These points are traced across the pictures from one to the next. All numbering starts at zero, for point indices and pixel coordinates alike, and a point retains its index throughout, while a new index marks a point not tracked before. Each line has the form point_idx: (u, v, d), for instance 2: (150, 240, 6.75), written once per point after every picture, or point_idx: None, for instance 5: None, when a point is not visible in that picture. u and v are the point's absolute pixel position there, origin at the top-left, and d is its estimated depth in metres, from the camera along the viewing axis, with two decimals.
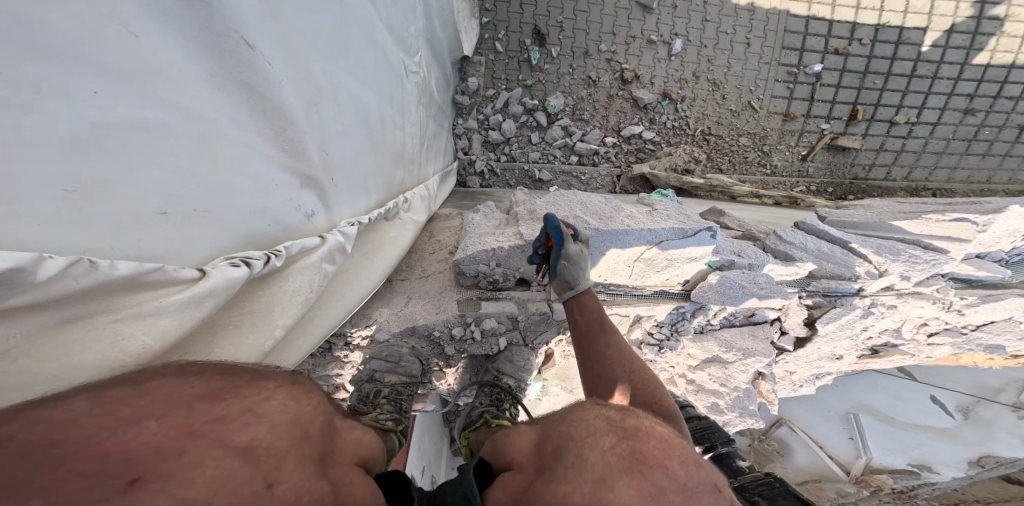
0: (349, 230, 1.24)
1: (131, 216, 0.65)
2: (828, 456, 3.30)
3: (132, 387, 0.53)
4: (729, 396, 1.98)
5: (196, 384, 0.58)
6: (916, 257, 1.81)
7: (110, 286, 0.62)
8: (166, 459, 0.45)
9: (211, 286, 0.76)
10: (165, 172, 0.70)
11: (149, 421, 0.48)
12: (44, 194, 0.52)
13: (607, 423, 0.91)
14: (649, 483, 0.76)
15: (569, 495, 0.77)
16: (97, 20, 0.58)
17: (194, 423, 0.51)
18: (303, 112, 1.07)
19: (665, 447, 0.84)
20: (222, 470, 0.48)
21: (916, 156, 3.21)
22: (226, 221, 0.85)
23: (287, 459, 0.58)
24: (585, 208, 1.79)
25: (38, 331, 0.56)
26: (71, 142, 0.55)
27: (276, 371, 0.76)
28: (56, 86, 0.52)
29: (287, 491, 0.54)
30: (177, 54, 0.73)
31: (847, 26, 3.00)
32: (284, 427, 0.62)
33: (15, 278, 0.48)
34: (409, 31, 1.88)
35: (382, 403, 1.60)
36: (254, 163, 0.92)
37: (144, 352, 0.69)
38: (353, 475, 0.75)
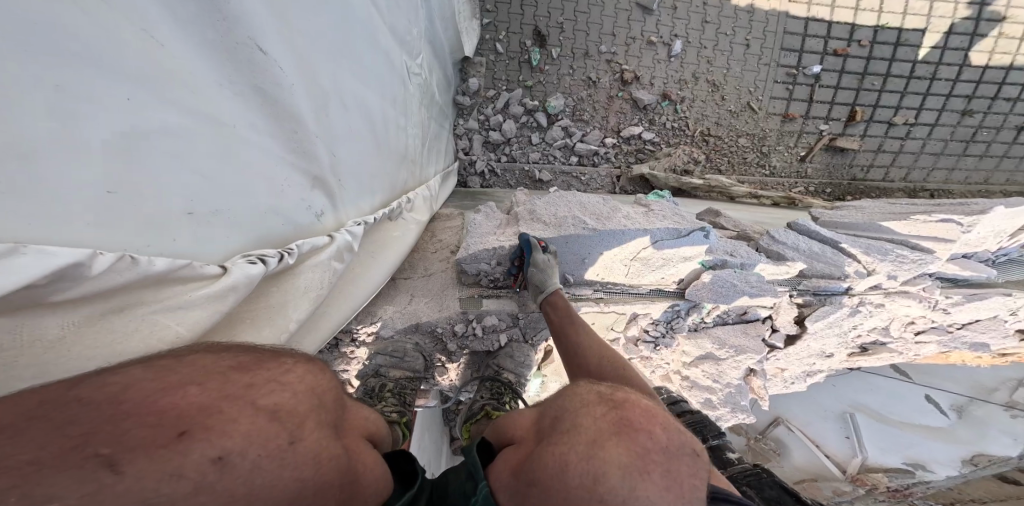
0: (356, 229, 1.30)
1: (161, 214, 0.70)
2: (824, 455, 3.35)
3: (176, 358, 0.58)
4: (722, 392, 2.04)
5: (226, 356, 0.63)
6: (904, 257, 1.87)
7: (146, 281, 0.67)
8: (207, 417, 0.51)
9: (232, 282, 0.81)
10: (191, 174, 0.75)
11: (192, 385, 0.54)
12: (86, 194, 0.57)
13: (597, 395, 0.98)
14: (635, 445, 0.83)
15: (564, 455, 0.85)
16: (128, 34, 0.63)
17: (228, 388, 0.57)
18: (312, 115, 1.11)
19: (650, 415, 0.91)
20: (252, 428, 0.54)
21: (914, 157, 3.26)
22: (243, 219, 0.90)
23: (309, 421, 0.64)
24: (583, 208, 1.84)
25: (86, 322, 0.62)
26: (107, 146, 0.60)
27: (294, 350, 0.80)
28: (95, 95, 0.57)
29: (309, 448, 0.60)
30: (199, 62, 0.78)
31: (845, 27, 3.05)
32: (306, 394, 0.67)
33: (74, 272, 0.55)
34: (412, 33, 1.93)
35: (386, 397, 1.67)
36: (269, 164, 0.97)
37: (179, 340, 0.74)
38: (364, 444, 0.81)
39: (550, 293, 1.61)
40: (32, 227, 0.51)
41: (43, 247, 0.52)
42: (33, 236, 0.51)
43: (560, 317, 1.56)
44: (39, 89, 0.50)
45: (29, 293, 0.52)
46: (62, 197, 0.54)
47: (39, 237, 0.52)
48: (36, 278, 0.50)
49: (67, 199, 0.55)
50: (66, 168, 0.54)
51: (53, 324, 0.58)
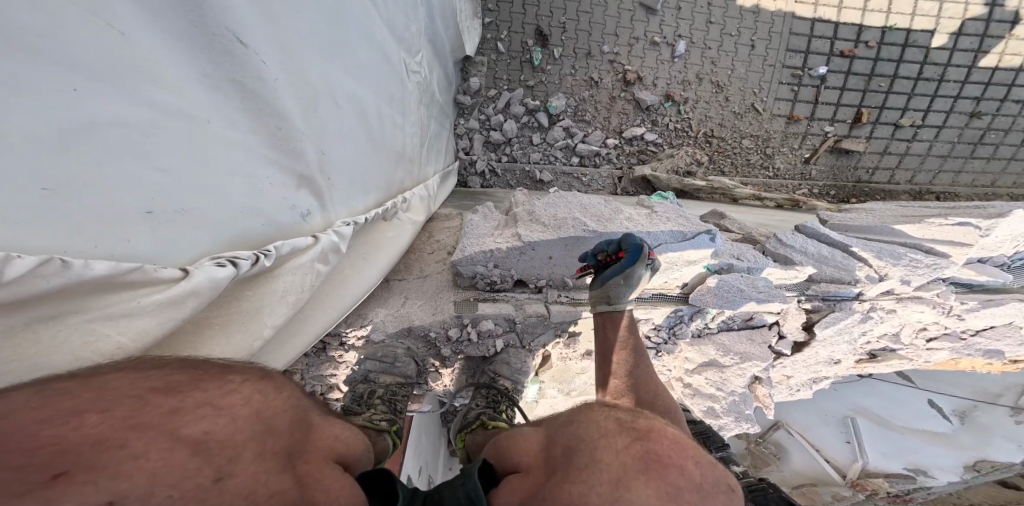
0: (344, 230, 1.23)
1: (111, 215, 0.62)
2: (824, 460, 3.31)
3: (87, 382, 0.51)
4: (726, 400, 1.94)
5: (151, 378, 0.56)
6: (918, 261, 1.81)
7: (84, 287, 0.60)
8: (102, 453, 0.43)
9: (194, 286, 0.73)
10: (150, 170, 0.67)
11: (92, 413, 0.46)
12: (23, 193, 0.50)
13: (618, 425, 0.93)
14: (666, 483, 0.78)
15: (585, 495, 0.77)
16: (81, 16, 0.56)
17: (139, 416, 0.49)
18: (299, 114, 1.05)
19: (679, 448, 0.87)
20: (165, 465, 0.46)
21: (920, 159, 3.20)
22: (215, 220, 0.83)
23: (245, 449, 0.56)
24: (584, 210, 1.78)
25: (8, 333, 0.55)
26: (48, 142, 0.52)
27: (247, 366, 0.74)
28: (33, 82, 0.50)
29: (238, 486, 0.52)
30: (165, 50, 0.71)
31: (854, 28, 2.98)
32: (246, 418, 0.60)
33: None
34: (411, 30, 1.86)
35: (376, 404, 1.64)
36: (246, 161, 0.90)
37: (118, 353, 0.68)
38: (325, 467, 0.73)
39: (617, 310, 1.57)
40: None
41: None
42: None
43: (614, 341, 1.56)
44: None
45: None
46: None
47: None
48: None
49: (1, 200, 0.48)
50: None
51: None
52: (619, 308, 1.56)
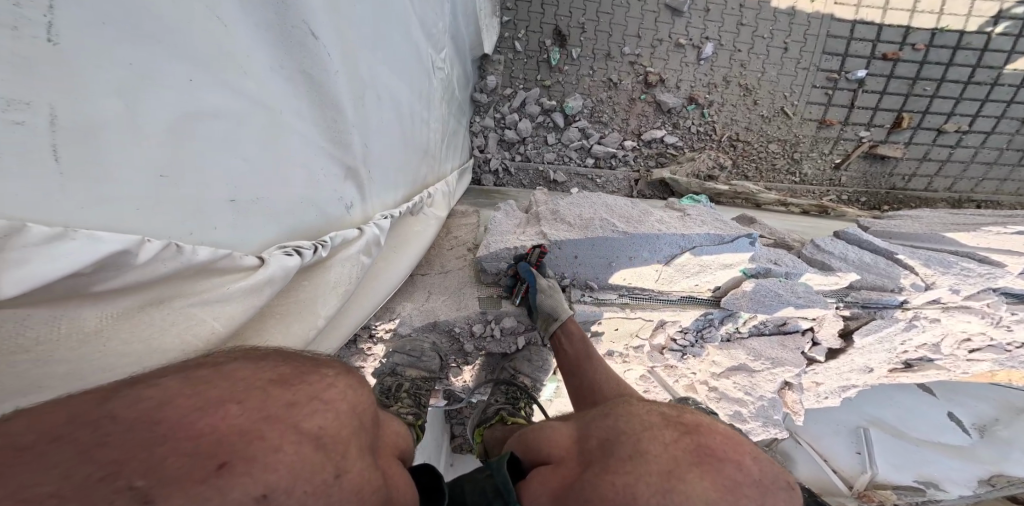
0: (383, 223, 1.25)
1: (205, 202, 0.68)
2: (830, 469, 2.96)
3: (215, 368, 0.55)
4: (753, 405, 1.98)
5: (265, 369, 0.59)
6: (970, 270, 1.78)
7: (189, 271, 0.65)
8: (249, 445, 0.46)
9: (269, 275, 0.78)
10: (234, 159, 0.73)
11: (232, 403, 0.49)
12: (142, 177, 0.56)
13: (663, 418, 0.94)
14: (723, 478, 0.79)
15: (634, 487, 0.79)
16: (198, 11, 0.62)
17: (270, 408, 0.52)
18: (351, 105, 1.08)
19: (733, 443, 0.87)
20: (298, 460, 0.49)
21: (963, 166, 3.14)
22: (282, 211, 0.87)
23: (350, 447, 0.59)
24: (610, 210, 1.77)
25: (124, 314, 0.60)
26: (163, 127, 0.58)
27: (329, 359, 0.76)
28: (155, 74, 0.56)
29: (351, 483, 0.55)
30: (257, 44, 0.76)
31: (901, 30, 2.92)
32: (348, 415, 0.62)
33: (119, 260, 0.54)
34: (438, 27, 1.88)
35: (403, 397, 1.65)
36: (310, 153, 0.94)
37: (214, 337, 0.72)
38: (393, 462, 0.76)
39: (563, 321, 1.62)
40: (87, 209, 0.51)
41: (97, 231, 0.51)
42: (91, 219, 0.51)
43: (576, 349, 1.57)
44: (105, 65, 0.50)
45: (72, 282, 0.51)
46: (112, 184, 0.53)
47: (98, 219, 0.52)
48: (87, 266, 0.50)
49: (124, 183, 0.54)
50: (120, 151, 0.52)
51: (91, 318, 0.56)
52: (562, 318, 1.60)
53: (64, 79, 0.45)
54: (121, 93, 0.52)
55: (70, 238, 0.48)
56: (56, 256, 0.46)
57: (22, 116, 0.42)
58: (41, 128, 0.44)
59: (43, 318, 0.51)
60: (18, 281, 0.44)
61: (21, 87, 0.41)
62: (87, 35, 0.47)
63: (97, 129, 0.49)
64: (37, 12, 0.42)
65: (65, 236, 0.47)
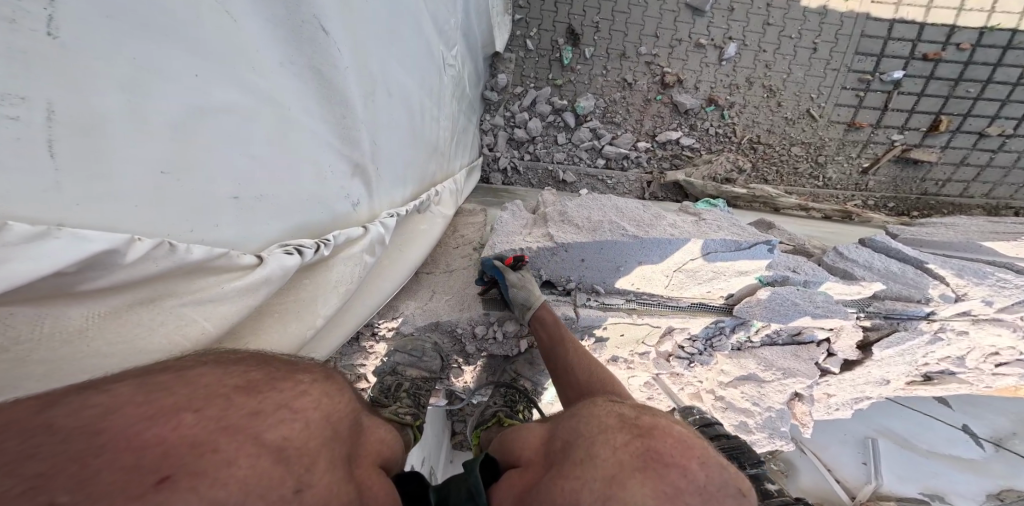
0: (389, 222, 1.23)
1: (208, 199, 0.66)
2: (834, 480, 2.82)
3: (178, 374, 0.54)
4: (760, 416, 1.92)
5: (236, 374, 0.59)
6: (1006, 281, 1.71)
7: (183, 270, 0.64)
8: (199, 457, 0.43)
9: (267, 274, 0.77)
10: (240, 156, 0.71)
11: (188, 411, 0.48)
12: (143, 173, 0.55)
13: (620, 420, 0.92)
14: (666, 484, 0.75)
15: (578, 491, 0.77)
16: (205, 5, 0.61)
17: (229, 418, 0.50)
18: (361, 102, 1.06)
19: (684, 447, 0.83)
20: (253, 473, 0.47)
21: (1003, 172, 3.02)
22: (287, 209, 0.86)
23: (318, 460, 0.57)
24: (620, 213, 1.74)
25: (111, 313, 0.59)
26: (167, 124, 0.57)
27: (311, 364, 0.76)
28: (160, 66, 0.55)
29: (315, 497, 0.53)
30: (266, 40, 0.76)
31: (944, 29, 2.83)
32: (317, 426, 0.61)
33: (108, 259, 0.53)
34: (449, 22, 1.85)
35: (402, 397, 1.61)
36: (317, 151, 0.93)
37: (202, 338, 0.71)
38: (374, 472, 0.74)
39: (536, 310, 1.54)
40: (78, 206, 0.49)
41: (86, 230, 0.50)
42: (81, 216, 0.49)
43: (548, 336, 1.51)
44: (106, 57, 0.49)
45: (56, 282, 0.50)
46: (116, 178, 0.52)
47: (89, 217, 0.50)
48: (69, 267, 0.48)
49: (123, 179, 0.53)
50: (121, 146, 0.51)
51: (73, 316, 0.55)
52: (535, 309, 1.52)
53: (61, 75, 0.44)
54: (125, 88, 0.51)
55: (55, 237, 0.46)
56: (35, 257, 0.45)
57: (18, 112, 0.41)
58: (37, 124, 0.43)
59: (28, 318, 0.50)
60: None
61: (18, 83, 0.40)
62: (86, 23, 0.46)
63: (98, 122, 0.48)
64: (36, 6, 0.42)
65: (49, 234, 0.46)
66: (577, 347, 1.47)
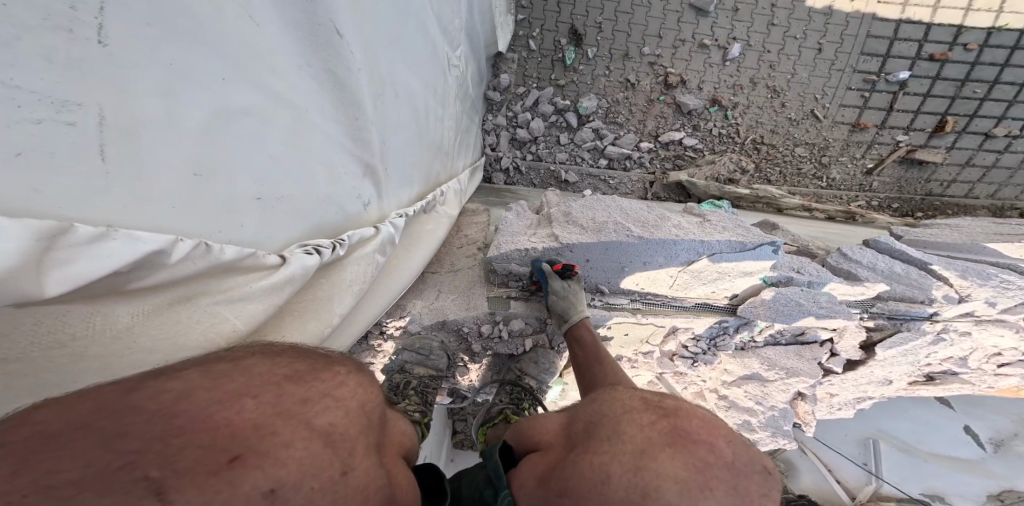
0: (399, 222, 1.25)
1: (235, 200, 0.69)
2: (834, 480, 2.84)
3: (234, 362, 0.57)
4: (763, 415, 1.95)
5: (282, 363, 0.61)
6: (1009, 283, 1.72)
7: (215, 271, 0.66)
8: (260, 439, 0.47)
9: (291, 274, 0.79)
10: (262, 157, 0.74)
11: (248, 397, 0.51)
12: (179, 175, 0.57)
13: (643, 402, 0.96)
14: (695, 459, 0.79)
15: (607, 466, 0.82)
16: (232, 12, 0.64)
17: (283, 404, 0.53)
18: (371, 103, 1.08)
19: (709, 426, 0.87)
20: (308, 456, 0.50)
21: (1009, 172, 3.03)
22: (304, 209, 0.88)
23: (358, 448, 0.59)
24: (626, 214, 1.75)
25: (153, 312, 0.61)
26: (200, 127, 0.60)
27: (343, 356, 0.77)
28: (194, 73, 0.58)
29: (357, 482, 0.55)
30: (285, 44, 0.78)
31: (951, 30, 2.84)
32: (357, 414, 0.63)
33: (154, 260, 0.55)
34: (454, 24, 1.87)
35: (411, 395, 1.68)
36: (331, 151, 0.95)
37: (235, 334, 0.73)
38: (398, 465, 0.75)
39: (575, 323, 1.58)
40: (126, 207, 0.51)
41: (136, 231, 0.52)
42: (128, 217, 0.52)
43: (587, 353, 1.52)
44: (149, 65, 0.51)
45: (109, 280, 0.52)
46: (156, 179, 0.54)
47: (134, 219, 0.53)
48: (121, 267, 0.50)
49: (162, 181, 0.55)
50: (160, 150, 0.54)
51: (123, 314, 0.58)
52: (571, 321, 1.57)
53: (111, 81, 0.47)
54: (164, 94, 0.53)
55: (112, 237, 0.49)
56: (100, 254, 0.48)
57: (73, 117, 0.44)
58: (91, 131, 0.46)
59: (78, 315, 0.53)
60: (65, 278, 0.47)
61: (69, 89, 0.43)
62: (133, 34, 0.49)
63: (142, 127, 0.51)
64: (89, 15, 0.44)
65: (106, 236, 0.48)
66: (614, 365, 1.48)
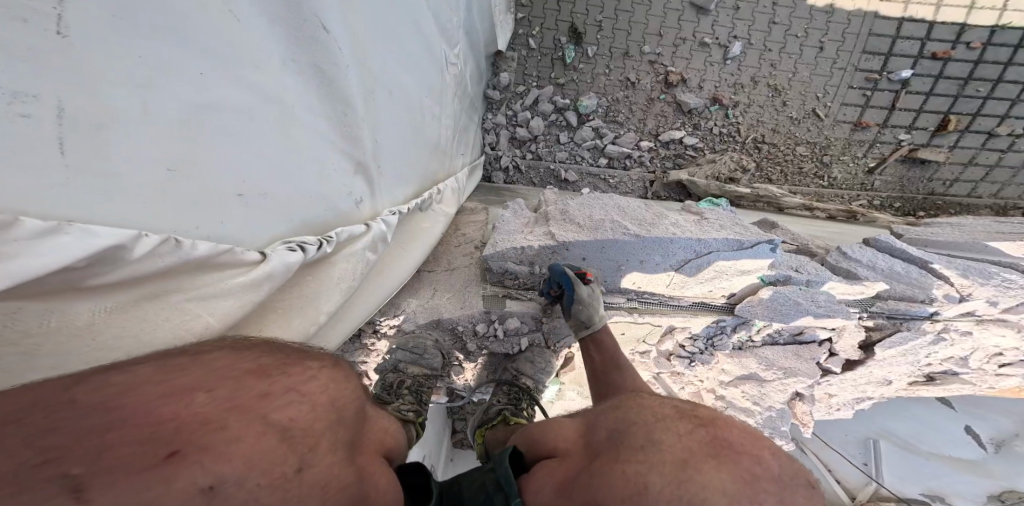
0: (391, 219, 1.23)
1: (214, 195, 0.67)
2: (835, 481, 2.80)
3: (189, 358, 0.56)
4: (760, 415, 1.93)
5: (245, 359, 0.61)
6: (1012, 282, 1.69)
7: (186, 266, 0.64)
8: (207, 434, 0.46)
9: (270, 270, 0.78)
10: (245, 152, 0.72)
11: (201, 392, 0.50)
12: (151, 169, 0.56)
13: (676, 411, 0.94)
14: (741, 471, 0.76)
15: (643, 476, 0.77)
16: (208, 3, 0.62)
17: (239, 398, 0.53)
18: (361, 98, 1.06)
19: (750, 437, 0.85)
20: (258, 451, 0.49)
21: (1012, 172, 3.00)
22: (291, 206, 0.86)
23: (321, 442, 0.58)
24: (623, 212, 1.73)
25: (118, 307, 0.60)
26: (173, 121, 0.58)
27: (321, 352, 0.76)
28: (166, 65, 0.56)
29: (316, 477, 0.54)
30: (268, 39, 0.76)
31: (954, 28, 2.81)
32: (323, 408, 0.63)
33: (115, 254, 0.53)
34: (451, 21, 1.85)
35: (404, 394, 1.65)
36: (319, 148, 0.93)
37: (208, 332, 0.72)
38: (377, 460, 0.75)
39: (595, 329, 1.58)
40: (91, 202, 0.50)
41: (92, 224, 0.50)
42: (91, 212, 0.50)
43: (603, 357, 1.54)
44: (116, 54, 0.50)
45: (64, 275, 0.51)
46: (124, 173, 0.52)
47: (100, 213, 0.51)
48: (79, 260, 0.49)
49: (130, 177, 0.54)
50: (130, 145, 0.52)
51: (84, 310, 0.56)
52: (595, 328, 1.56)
53: (70, 73, 0.45)
54: (132, 87, 0.52)
55: (64, 231, 0.47)
56: (51, 248, 0.46)
57: (27, 108, 0.42)
58: (49, 123, 0.44)
59: (36, 313, 0.51)
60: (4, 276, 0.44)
61: (28, 81, 0.41)
62: (97, 25, 0.47)
63: (106, 119, 0.49)
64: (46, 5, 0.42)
65: (59, 230, 0.47)
66: (628, 370, 1.49)
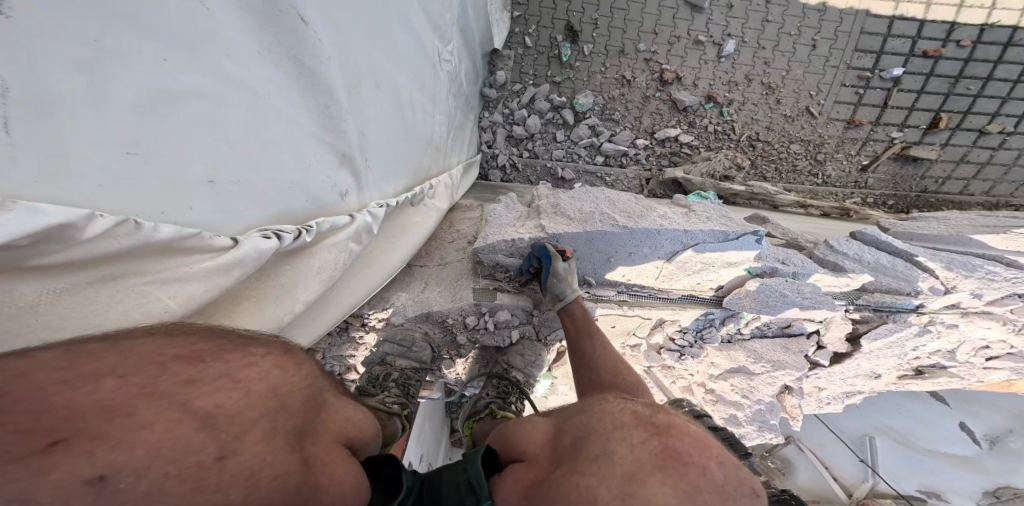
0: (378, 211, 1.22)
1: (180, 181, 0.67)
2: (830, 476, 2.79)
3: (109, 343, 0.56)
4: (750, 408, 1.94)
5: (177, 344, 0.61)
6: (996, 275, 1.70)
7: (150, 248, 0.64)
8: (110, 421, 0.45)
9: (241, 255, 0.77)
10: (215, 139, 0.71)
11: (110, 377, 0.50)
12: (109, 153, 0.55)
13: (635, 417, 0.92)
14: (685, 484, 0.76)
15: (593, 489, 0.77)
16: None
17: (158, 385, 0.53)
18: (344, 90, 1.05)
19: (702, 447, 0.84)
20: (168, 439, 0.48)
21: (1004, 169, 3.02)
22: (267, 196, 0.86)
23: (253, 431, 0.58)
24: (613, 205, 1.73)
25: (67, 289, 0.60)
26: (135, 107, 0.57)
27: (270, 343, 0.77)
28: (124, 49, 0.55)
29: (239, 466, 0.53)
30: (242, 26, 0.75)
31: (944, 26, 2.82)
32: (258, 397, 0.63)
33: (64, 234, 0.52)
34: (444, 18, 1.84)
35: (390, 387, 1.61)
36: (299, 138, 0.92)
37: (167, 316, 0.72)
38: (336, 448, 0.75)
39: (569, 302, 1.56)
40: (44, 184, 0.49)
41: (40, 203, 0.49)
42: (43, 193, 0.49)
43: (577, 328, 1.53)
44: (70, 36, 0.49)
45: (13, 253, 0.49)
46: (79, 156, 0.52)
47: (53, 195, 0.50)
48: (22, 239, 0.47)
49: (86, 160, 0.53)
50: (85, 128, 0.52)
51: (33, 289, 0.56)
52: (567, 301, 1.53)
53: (17, 53, 0.43)
54: (85, 69, 0.51)
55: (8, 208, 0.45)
56: None
57: None
58: None
59: None
60: None
61: None
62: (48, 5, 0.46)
63: (59, 101, 0.48)
64: None
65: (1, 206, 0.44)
66: (607, 346, 1.47)
